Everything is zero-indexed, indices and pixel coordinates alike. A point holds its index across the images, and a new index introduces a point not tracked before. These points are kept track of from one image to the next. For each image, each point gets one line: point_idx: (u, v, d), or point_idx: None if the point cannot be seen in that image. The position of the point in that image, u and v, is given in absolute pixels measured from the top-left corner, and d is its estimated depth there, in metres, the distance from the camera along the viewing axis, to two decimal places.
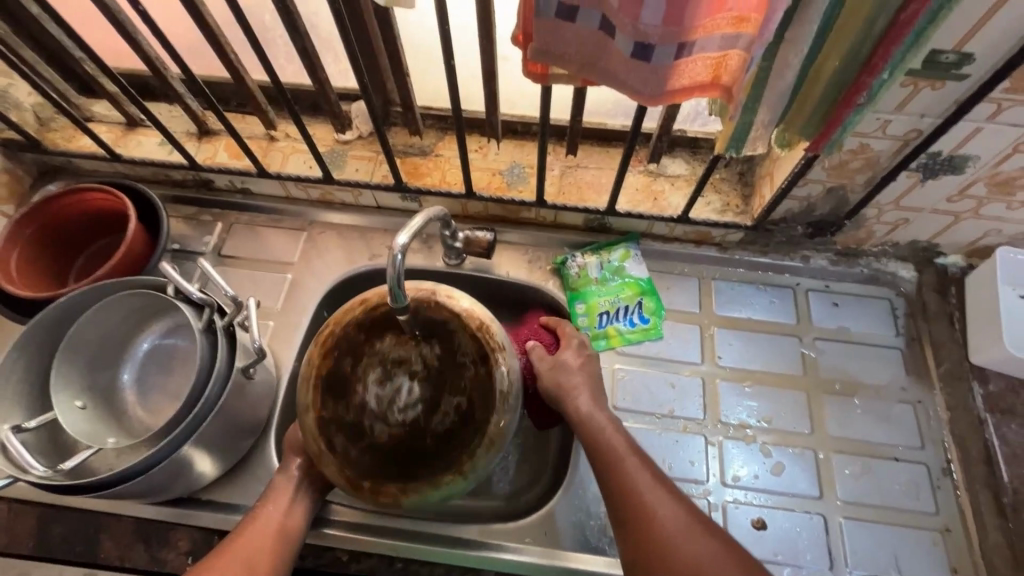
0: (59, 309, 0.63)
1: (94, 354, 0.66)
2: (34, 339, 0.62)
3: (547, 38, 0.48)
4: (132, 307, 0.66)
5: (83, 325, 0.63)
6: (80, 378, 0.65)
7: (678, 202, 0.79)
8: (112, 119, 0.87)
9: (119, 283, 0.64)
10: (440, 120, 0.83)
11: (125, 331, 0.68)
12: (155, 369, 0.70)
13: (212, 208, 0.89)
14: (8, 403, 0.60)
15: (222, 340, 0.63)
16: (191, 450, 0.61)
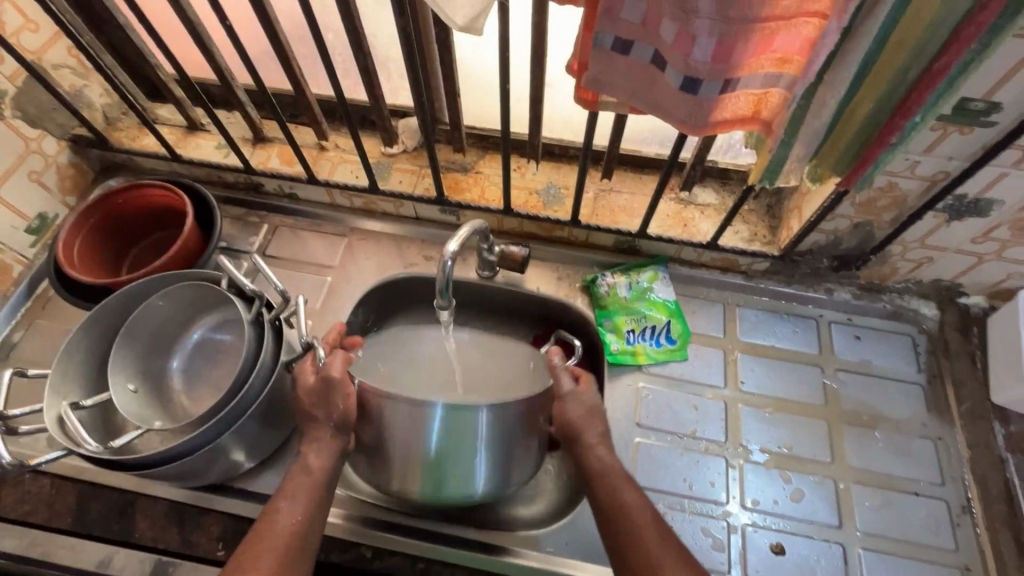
0: (123, 297, 0.66)
1: (149, 341, 0.69)
2: (96, 323, 0.65)
3: (600, 69, 0.52)
4: (188, 299, 0.69)
5: (142, 313, 0.67)
6: (135, 363, 0.68)
7: (707, 229, 0.82)
8: (175, 122, 0.93)
9: (179, 275, 0.68)
10: (482, 140, 0.87)
11: (178, 322, 0.72)
12: (202, 360, 0.73)
13: (259, 211, 0.93)
14: (68, 380, 0.63)
15: (269, 335, 0.66)
16: (231, 438, 0.64)
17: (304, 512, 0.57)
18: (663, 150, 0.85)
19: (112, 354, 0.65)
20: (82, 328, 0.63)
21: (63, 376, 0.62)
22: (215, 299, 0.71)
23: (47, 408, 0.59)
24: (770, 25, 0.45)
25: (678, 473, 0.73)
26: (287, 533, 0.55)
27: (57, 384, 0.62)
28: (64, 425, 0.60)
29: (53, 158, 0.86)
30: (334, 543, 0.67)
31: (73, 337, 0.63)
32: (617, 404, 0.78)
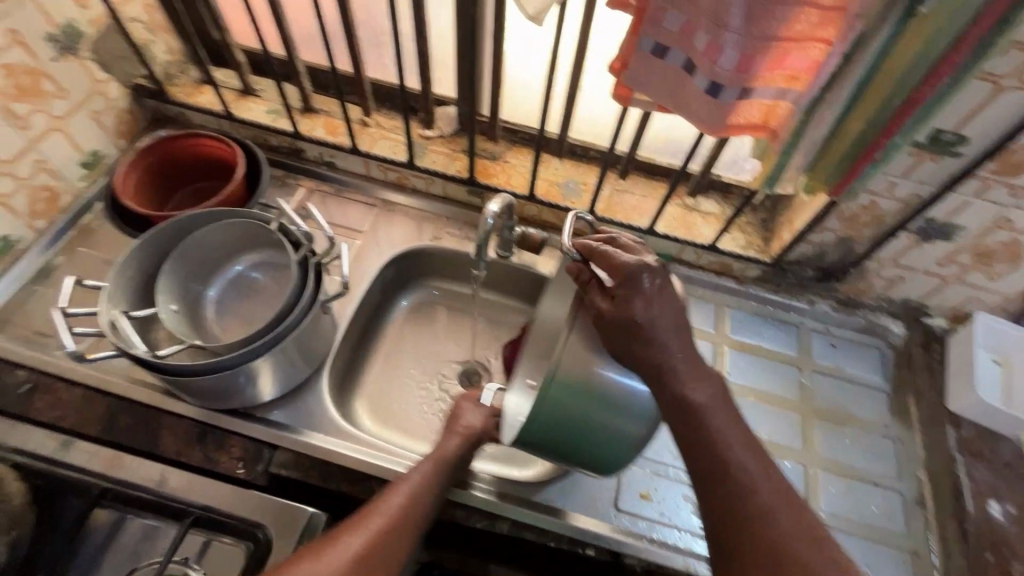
0: (179, 223, 0.72)
1: (194, 268, 0.75)
2: (153, 242, 0.71)
3: (639, 68, 0.61)
4: (236, 234, 0.75)
5: (196, 239, 0.72)
6: (179, 286, 0.73)
7: (708, 234, 0.91)
8: (229, 85, 1.00)
9: (232, 211, 0.74)
10: (513, 133, 0.96)
11: (223, 254, 0.77)
12: (236, 293, 0.79)
13: (298, 175, 1.00)
14: (121, 292, 0.68)
15: (312, 276, 0.71)
16: (264, 363, 0.69)
17: (424, 489, 0.64)
18: (675, 160, 0.92)
19: (164, 270, 0.70)
20: (142, 243, 0.69)
21: (117, 288, 0.68)
22: (262, 238, 0.76)
23: (102, 311, 0.64)
24: (785, 45, 0.54)
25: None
26: (393, 515, 0.60)
27: (112, 290, 0.67)
28: (116, 328, 0.65)
29: (114, 102, 0.92)
30: (349, 474, 0.73)
31: (132, 249, 0.68)
32: None
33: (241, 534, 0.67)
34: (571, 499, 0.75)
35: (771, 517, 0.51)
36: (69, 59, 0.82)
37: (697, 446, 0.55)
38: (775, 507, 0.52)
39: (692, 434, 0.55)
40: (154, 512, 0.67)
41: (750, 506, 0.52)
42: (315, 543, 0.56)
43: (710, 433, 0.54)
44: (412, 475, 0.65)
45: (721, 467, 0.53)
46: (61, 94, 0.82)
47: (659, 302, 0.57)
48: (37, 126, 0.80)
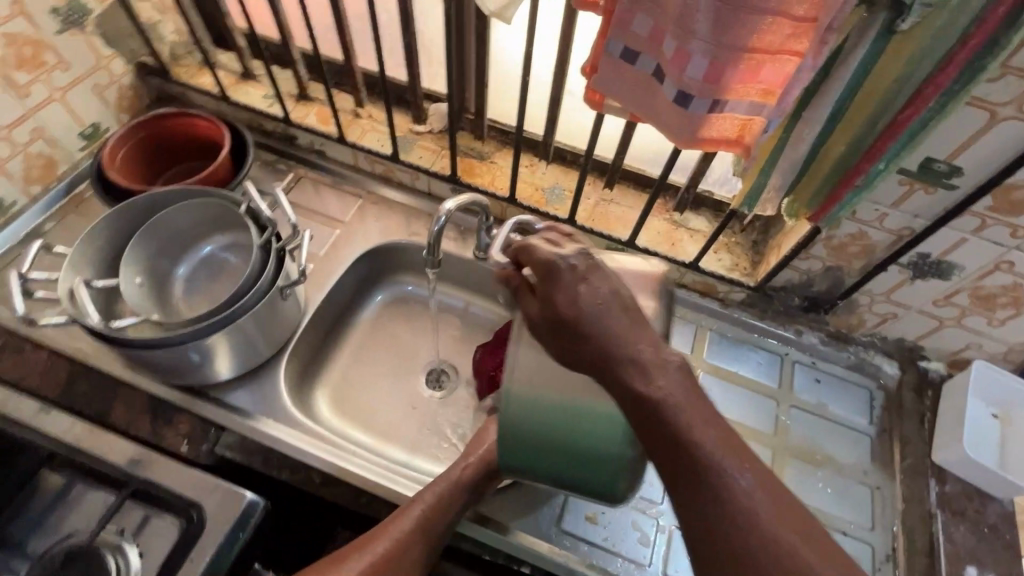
0: (152, 198, 0.74)
1: (165, 245, 0.76)
2: (125, 216, 0.73)
3: (609, 73, 0.59)
4: (208, 213, 0.77)
5: (167, 215, 0.74)
6: (148, 260, 0.75)
7: (691, 251, 0.87)
8: (231, 68, 1.01)
9: (204, 190, 0.76)
10: (503, 134, 0.93)
11: (195, 233, 0.78)
12: (206, 272, 0.80)
13: (288, 161, 1.01)
14: (86, 262, 0.70)
15: (273, 261, 0.71)
16: (215, 344, 0.69)
17: (438, 507, 0.64)
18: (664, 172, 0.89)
19: (131, 243, 0.72)
20: (112, 215, 0.71)
21: (83, 257, 0.69)
22: (232, 219, 0.77)
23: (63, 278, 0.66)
24: (756, 56, 0.51)
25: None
26: (399, 540, 0.61)
27: (78, 259, 0.69)
28: (74, 297, 0.67)
29: (118, 78, 0.95)
30: (292, 463, 0.74)
31: (102, 221, 0.70)
32: None
33: (179, 512, 0.67)
34: (519, 516, 0.72)
35: (761, 536, 0.39)
36: (73, 34, 0.85)
37: (665, 455, 0.41)
38: (769, 527, 0.39)
39: (658, 433, 0.41)
40: (99, 482, 0.69)
41: (732, 521, 0.39)
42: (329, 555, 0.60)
43: (677, 431, 0.41)
44: (424, 496, 0.64)
45: (698, 484, 0.40)
46: (64, 66, 0.85)
47: (591, 287, 0.45)
48: (37, 96, 0.83)
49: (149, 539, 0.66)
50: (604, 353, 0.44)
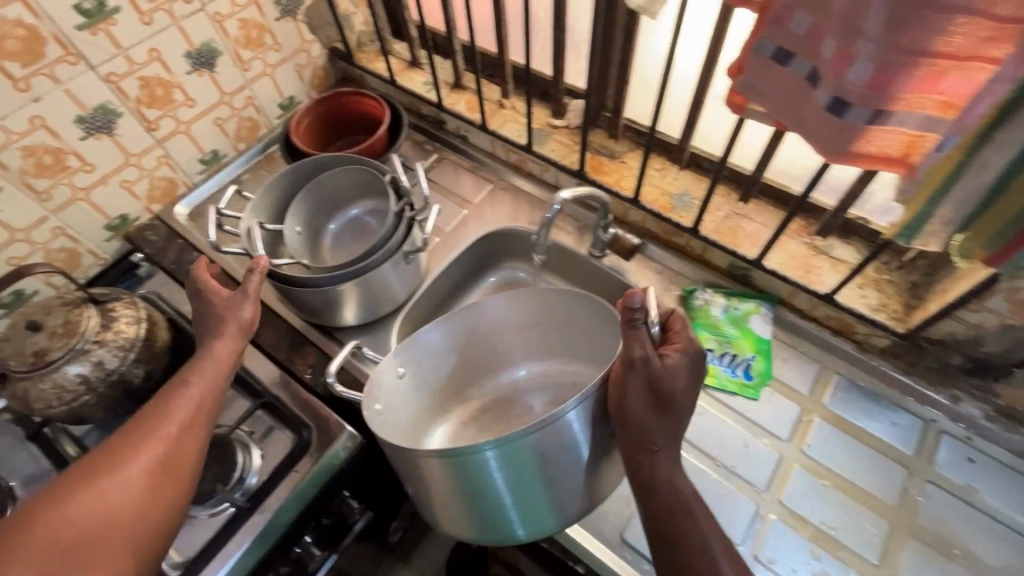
0: (318, 161, 0.87)
1: (322, 203, 0.89)
2: (297, 175, 0.86)
3: (756, 75, 0.56)
4: (359, 180, 0.87)
5: (327, 177, 0.86)
6: (307, 213, 0.88)
7: (829, 281, 0.78)
8: (402, 56, 1.14)
9: (358, 159, 0.86)
10: (637, 134, 0.92)
11: (346, 196, 0.90)
12: (349, 232, 0.91)
13: (436, 143, 1.10)
14: (264, 208, 0.84)
15: (403, 227, 0.79)
16: (346, 293, 0.79)
17: (206, 388, 0.65)
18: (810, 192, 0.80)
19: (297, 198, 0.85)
20: (288, 172, 0.85)
21: (262, 203, 0.84)
22: (376, 187, 0.87)
23: (245, 218, 0.80)
24: (938, 63, 0.45)
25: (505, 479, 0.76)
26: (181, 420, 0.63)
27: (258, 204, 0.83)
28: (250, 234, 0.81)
29: (314, 59, 1.12)
30: None
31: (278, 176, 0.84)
32: None
33: (295, 429, 0.78)
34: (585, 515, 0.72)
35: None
36: (287, 20, 1.02)
37: (661, 513, 0.59)
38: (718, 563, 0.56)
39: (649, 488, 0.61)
40: (241, 389, 0.83)
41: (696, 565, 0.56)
42: (137, 427, 0.61)
43: (672, 501, 0.60)
44: (203, 364, 0.67)
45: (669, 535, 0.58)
46: (276, 47, 1.03)
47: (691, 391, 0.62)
48: (254, 70, 1.02)
49: (269, 448, 0.79)
50: (642, 441, 0.60)
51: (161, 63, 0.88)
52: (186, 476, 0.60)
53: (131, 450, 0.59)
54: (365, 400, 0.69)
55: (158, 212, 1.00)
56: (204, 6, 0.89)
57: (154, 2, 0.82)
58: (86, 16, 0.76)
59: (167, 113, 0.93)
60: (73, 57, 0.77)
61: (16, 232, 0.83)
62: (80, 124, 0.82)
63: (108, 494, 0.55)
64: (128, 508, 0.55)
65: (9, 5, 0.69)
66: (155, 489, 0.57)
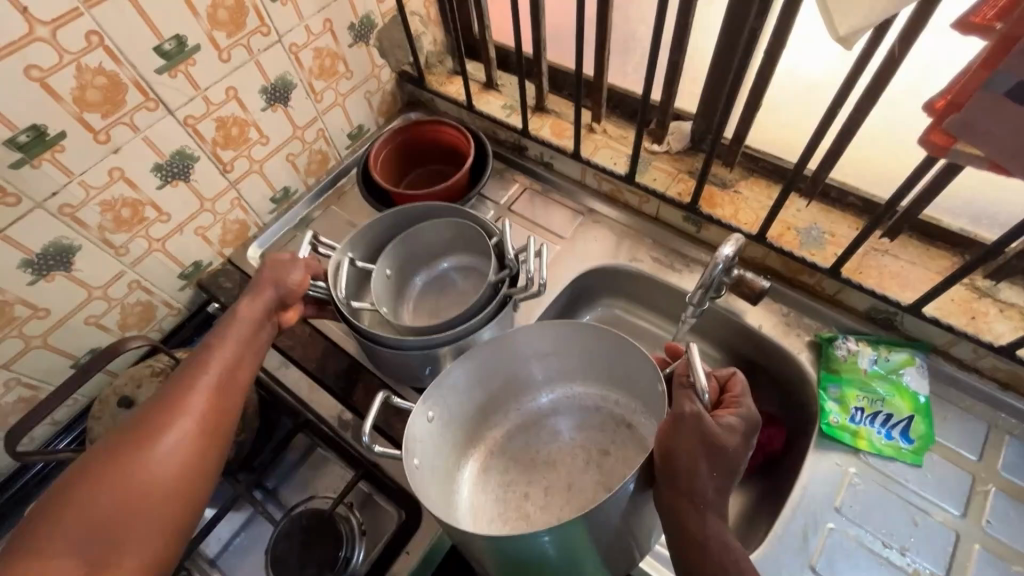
0: (427, 206, 0.81)
1: (418, 251, 0.83)
2: (391, 222, 0.81)
3: (979, 113, 0.46)
4: (460, 234, 0.81)
5: (424, 227, 0.80)
6: (400, 257, 0.82)
7: (1002, 332, 0.68)
8: (476, 77, 1.06)
9: (464, 211, 0.80)
10: (754, 161, 0.83)
11: (441, 247, 0.84)
12: (435, 285, 0.85)
13: (517, 171, 1.03)
14: (357, 245, 0.78)
15: (497, 301, 0.72)
16: (418, 361, 0.72)
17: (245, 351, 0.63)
18: (972, 228, 0.71)
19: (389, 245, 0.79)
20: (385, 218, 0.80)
21: (359, 240, 0.78)
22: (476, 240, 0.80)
23: (339, 251, 0.75)
24: None
25: (552, 511, 0.69)
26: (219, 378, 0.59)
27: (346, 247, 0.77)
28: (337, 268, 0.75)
29: (383, 84, 1.05)
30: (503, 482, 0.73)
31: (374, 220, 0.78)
32: (815, 480, 0.69)
33: (401, 505, 0.72)
34: None
35: None
36: (360, 46, 0.95)
37: None
38: None
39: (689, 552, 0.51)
40: (339, 456, 0.78)
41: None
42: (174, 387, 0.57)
43: (725, 562, 0.49)
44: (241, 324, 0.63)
45: None
46: (348, 75, 0.96)
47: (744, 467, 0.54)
48: (326, 101, 0.95)
49: (372, 521, 0.73)
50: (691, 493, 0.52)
51: (237, 101, 0.81)
52: (222, 435, 0.56)
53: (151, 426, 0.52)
54: (406, 460, 0.61)
55: (230, 255, 0.94)
56: (281, 38, 0.82)
57: (233, 37, 0.75)
58: (166, 57, 0.70)
59: (241, 152, 0.86)
60: (152, 103, 0.71)
61: (94, 290, 0.77)
62: (158, 173, 0.76)
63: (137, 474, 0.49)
64: (164, 479, 0.50)
65: (91, 53, 0.63)
66: (200, 441, 0.54)
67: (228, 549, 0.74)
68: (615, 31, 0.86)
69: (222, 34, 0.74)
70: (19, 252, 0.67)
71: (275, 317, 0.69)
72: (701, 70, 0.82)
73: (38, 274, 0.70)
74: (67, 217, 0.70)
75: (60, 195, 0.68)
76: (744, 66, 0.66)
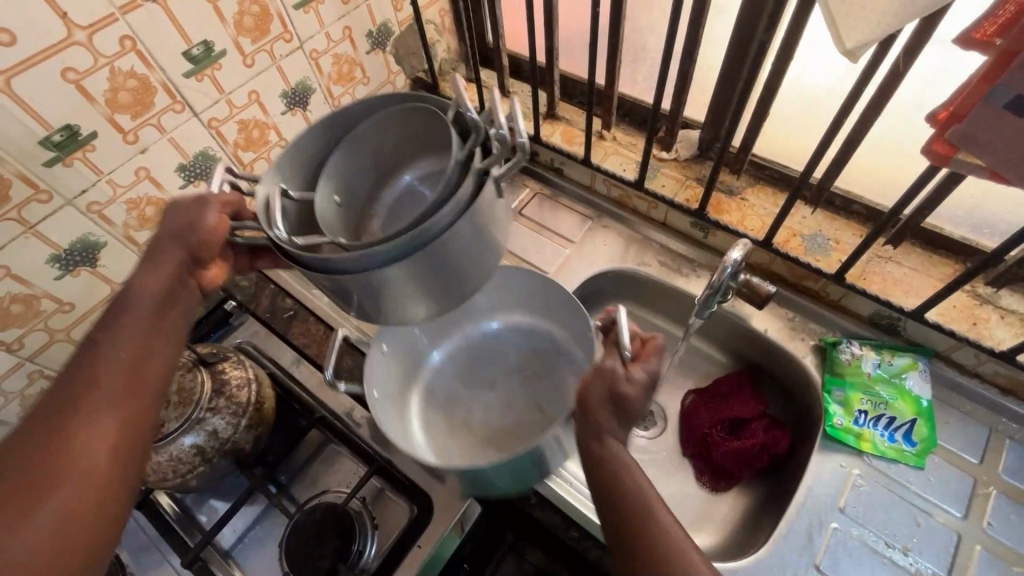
0: (368, 101, 0.54)
1: (371, 164, 0.56)
2: (324, 136, 0.54)
3: (979, 125, 0.49)
4: (395, 123, 0.54)
5: (364, 124, 0.53)
6: (346, 176, 0.55)
7: (1003, 338, 0.70)
8: (489, 85, 1.08)
9: (388, 97, 0.53)
10: (761, 169, 0.85)
11: (393, 155, 0.56)
12: (396, 212, 0.56)
13: (527, 176, 1.05)
14: (294, 175, 0.55)
15: (471, 180, 0.45)
16: (377, 283, 0.45)
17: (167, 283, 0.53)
18: (974, 236, 0.73)
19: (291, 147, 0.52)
20: (314, 130, 0.53)
21: (292, 168, 0.54)
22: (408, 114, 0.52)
23: (264, 181, 0.50)
24: None
25: (492, 419, 0.80)
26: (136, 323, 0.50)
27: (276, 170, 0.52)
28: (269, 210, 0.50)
29: (398, 91, 1.07)
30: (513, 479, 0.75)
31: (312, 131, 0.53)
32: (821, 480, 0.71)
33: (412, 500, 0.74)
34: None
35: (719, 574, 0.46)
36: (377, 53, 0.97)
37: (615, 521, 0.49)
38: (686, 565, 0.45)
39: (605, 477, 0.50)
40: (351, 451, 0.79)
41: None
42: (66, 384, 0.45)
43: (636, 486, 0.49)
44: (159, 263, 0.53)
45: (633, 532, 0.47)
46: (364, 80, 0.99)
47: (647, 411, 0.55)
48: (343, 105, 0.97)
49: (383, 516, 0.74)
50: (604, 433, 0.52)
51: (259, 105, 0.83)
52: (137, 444, 0.46)
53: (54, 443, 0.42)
54: (368, 393, 0.70)
55: None
56: (302, 44, 0.84)
57: (257, 43, 0.78)
58: (194, 62, 0.72)
59: (261, 154, 0.89)
60: (179, 105, 0.74)
61: (117, 286, 0.79)
62: (181, 172, 0.79)
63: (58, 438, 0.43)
64: (63, 518, 0.40)
65: (123, 56, 0.66)
66: (121, 451, 0.44)
67: (243, 541, 0.75)
68: (626, 41, 0.89)
69: (247, 40, 0.77)
70: (48, 248, 0.69)
71: (193, 277, 0.56)
72: (710, 80, 0.84)
73: (65, 270, 0.72)
74: (95, 215, 0.72)
75: (89, 193, 0.70)
76: (753, 76, 0.68)
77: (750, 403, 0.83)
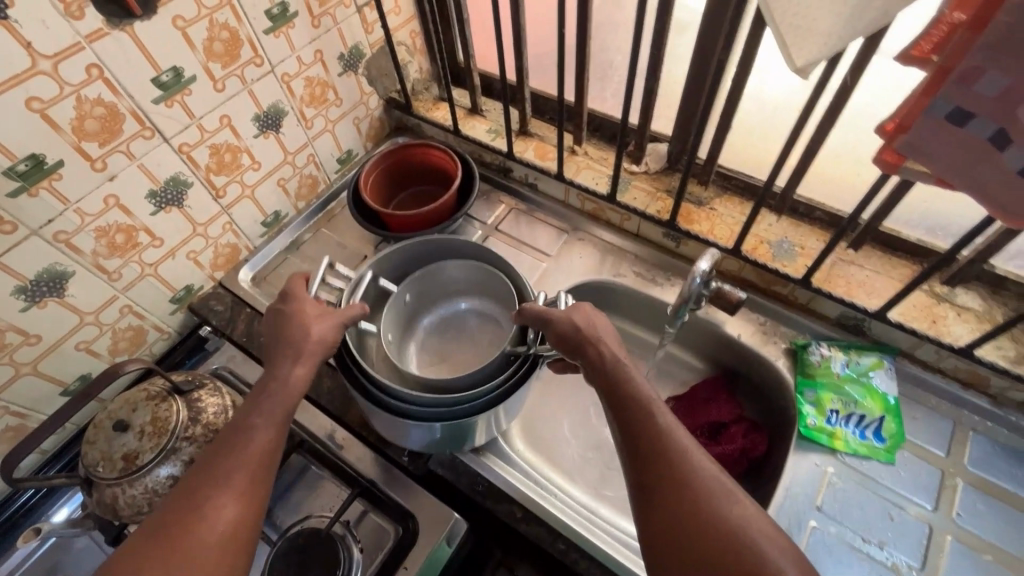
0: (462, 244, 0.80)
1: (443, 288, 0.83)
2: (434, 248, 0.82)
3: (922, 134, 0.52)
4: (478, 277, 0.80)
5: (467, 263, 0.79)
6: (422, 289, 0.81)
7: (961, 334, 0.73)
8: (461, 103, 1.10)
9: (478, 249, 0.79)
10: (728, 180, 0.88)
11: (464, 288, 0.83)
12: (447, 326, 0.85)
13: (501, 192, 1.06)
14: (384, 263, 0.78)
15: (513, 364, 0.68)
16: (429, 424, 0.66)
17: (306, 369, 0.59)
18: (929, 238, 0.77)
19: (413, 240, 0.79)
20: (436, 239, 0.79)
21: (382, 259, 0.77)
22: (495, 299, 0.81)
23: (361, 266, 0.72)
24: None
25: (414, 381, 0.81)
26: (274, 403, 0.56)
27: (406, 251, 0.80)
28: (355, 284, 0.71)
29: (371, 111, 1.08)
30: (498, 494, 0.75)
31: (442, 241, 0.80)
32: (799, 479, 0.72)
33: (397, 520, 0.73)
34: None
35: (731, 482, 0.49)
36: (349, 75, 0.98)
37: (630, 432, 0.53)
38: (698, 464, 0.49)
39: (623, 401, 0.55)
40: (333, 474, 0.78)
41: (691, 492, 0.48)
42: (186, 493, 0.49)
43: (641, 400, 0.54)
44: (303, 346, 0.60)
45: (648, 444, 0.51)
46: (337, 102, 0.99)
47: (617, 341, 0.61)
48: (316, 127, 0.98)
49: (367, 538, 0.73)
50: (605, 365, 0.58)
51: (231, 129, 0.83)
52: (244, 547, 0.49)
53: (174, 559, 0.45)
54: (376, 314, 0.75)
55: (221, 279, 0.95)
56: (273, 68, 0.84)
57: (227, 68, 0.78)
58: (163, 88, 0.72)
59: (233, 178, 0.88)
60: (149, 131, 0.73)
61: (86, 315, 0.77)
62: (152, 199, 0.78)
63: (194, 514, 0.48)
64: None
65: (90, 84, 0.65)
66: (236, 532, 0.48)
67: None
68: (595, 59, 0.91)
69: (217, 65, 0.77)
70: (13, 279, 0.67)
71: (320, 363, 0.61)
72: (675, 96, 0.87)
73: (30, 301, 0.70)
74: (62, 244, 0.70)
75: (55, 222, 0.69)
76: (714, 92, 0.71)
77: (725, 407, 0.85)
